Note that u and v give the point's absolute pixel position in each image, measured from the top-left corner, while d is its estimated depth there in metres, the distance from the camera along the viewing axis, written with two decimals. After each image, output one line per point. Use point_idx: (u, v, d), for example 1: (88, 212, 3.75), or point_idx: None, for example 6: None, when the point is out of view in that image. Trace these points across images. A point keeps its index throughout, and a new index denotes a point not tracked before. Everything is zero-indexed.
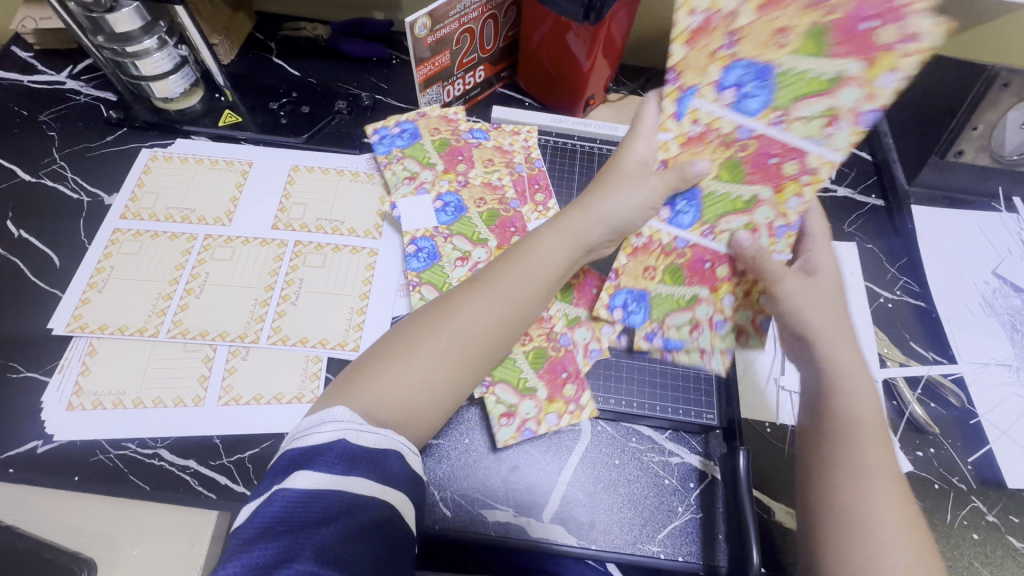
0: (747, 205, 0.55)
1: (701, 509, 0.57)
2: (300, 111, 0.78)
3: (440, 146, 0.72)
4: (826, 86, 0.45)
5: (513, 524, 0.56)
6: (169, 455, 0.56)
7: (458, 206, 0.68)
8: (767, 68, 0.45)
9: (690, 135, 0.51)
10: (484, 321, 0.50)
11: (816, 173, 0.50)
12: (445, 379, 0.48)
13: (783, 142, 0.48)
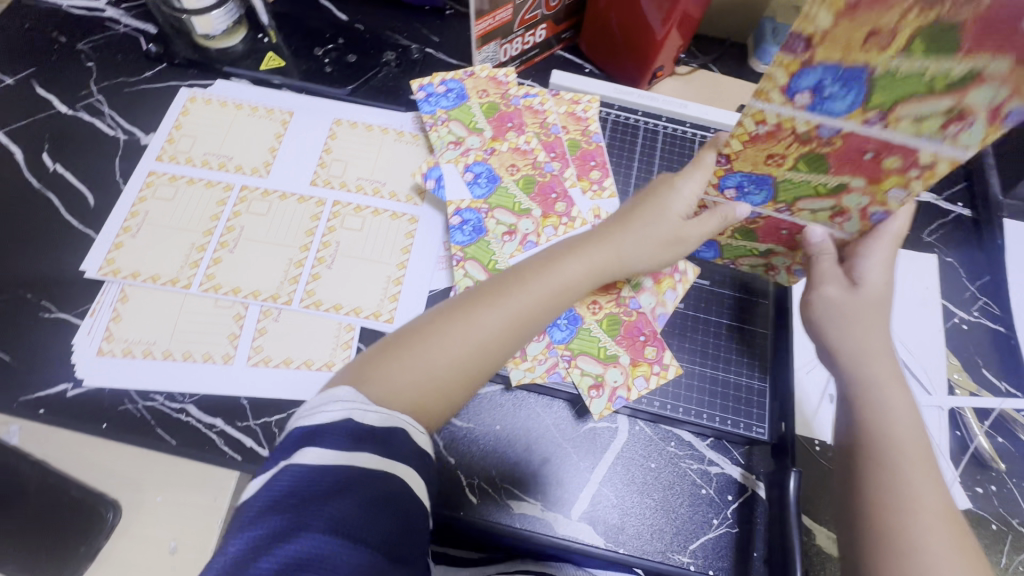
0: (832, 192, 0.47)
1: (738, 524, 0.54)
2: (346, 60, 0.73)
3: (489, 111, 0.67)
4: (948, 87, 0.34)
5: (539, 518, 0.54)
6: (197, 411, 0.55)
7: (491, 176, 0.63)
8: (861, 69, 0.35)
9: (755, 135, 0.44)
10: (499, 330, 0.47)
11: (932, 167, 0.40)
12: (458, 384, 0.45)
13: (883, 140, 0.40)
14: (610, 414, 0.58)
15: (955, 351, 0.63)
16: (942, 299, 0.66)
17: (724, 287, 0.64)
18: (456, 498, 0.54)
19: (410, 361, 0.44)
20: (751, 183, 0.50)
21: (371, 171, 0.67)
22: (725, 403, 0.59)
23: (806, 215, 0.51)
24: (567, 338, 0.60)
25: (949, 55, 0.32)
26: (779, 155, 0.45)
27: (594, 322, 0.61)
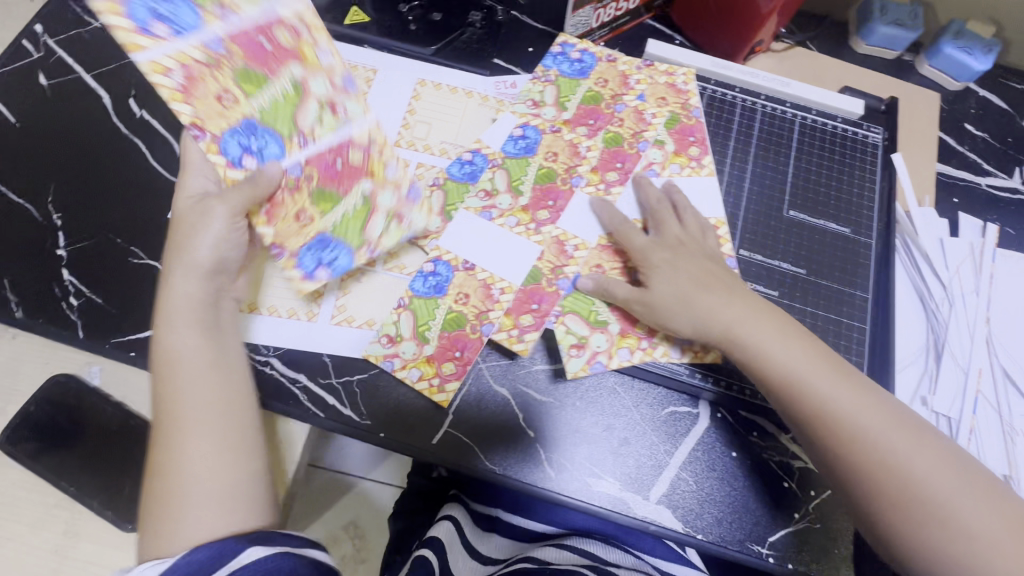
0: (298, 94, 0.51)
1: (819, 518, 0.53)
2: (431, 18, 0.71)
3: (589, 100, 0.64)
4: (297, 95, 0.51)
5: (617, 497, 0.53)
6: (281, 365, 0.55)
7: (529, 146, 0.62)
8: (246, 121, 0.50)
9: (202, 63, 0.48)
10: (197, 412, 0.44)
11: (374, 139, 0.54)
12: (221, 480, 0.43)
13: (250, 23, 0.49)
14: (693, 399, 0.57)
15: None
16: None
17: (821, 278, 0.57)
18: (530, 470, 0.54)
19: (176, 511, 0.42)
20: (323, 251, 0.52)
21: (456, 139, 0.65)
22: None
23: (387, 241, 0.54)
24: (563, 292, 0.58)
25: (266, 79, 0.50)
26: (302, 211, 0.52)
27: (451, 305, 0.56)
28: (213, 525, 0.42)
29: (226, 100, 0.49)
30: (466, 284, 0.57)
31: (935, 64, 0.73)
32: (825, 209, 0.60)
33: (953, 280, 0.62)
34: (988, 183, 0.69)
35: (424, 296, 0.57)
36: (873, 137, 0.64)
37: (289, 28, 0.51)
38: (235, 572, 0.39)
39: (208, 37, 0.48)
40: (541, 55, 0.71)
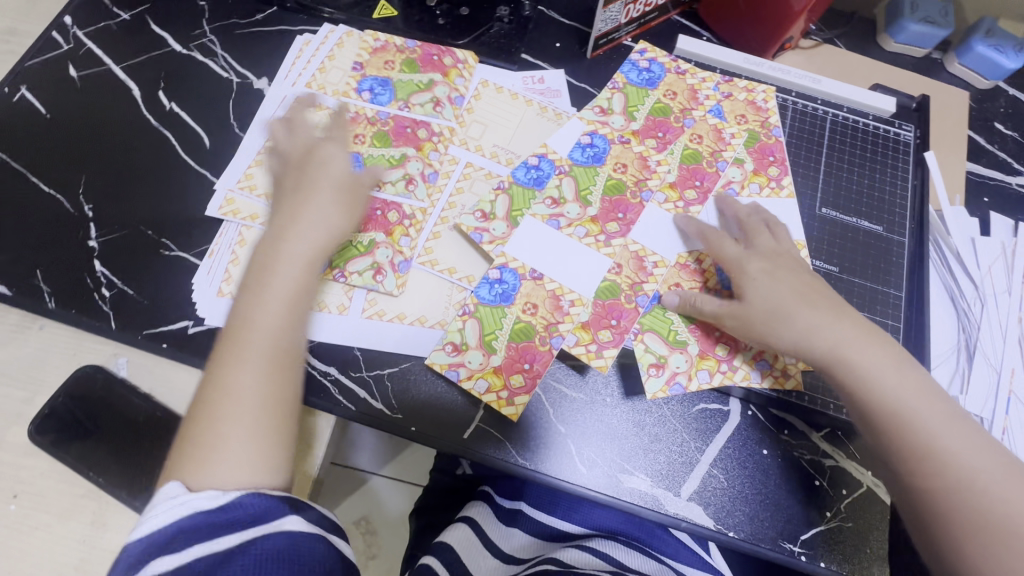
0: (399, 161, 0.62)
1: (851, 518, 0.53)
2: (459, 13, 0.71)
3: (657, 112, 0.63)
4: (396, 162, 0.62)
5: (649, 495, 0.53)
6: (312, 358, 0.55)
7: (598, 155, 0.61)
8: (355, 152, 0.62)
9: (345, 115, 0.64)
10: (265, 372, 0.44)
11: (414, 217, 0.60)
12: (262, 442, 0.42)
13: (411, 118, 0.64)
14: (722, 396, 0.57)
15: None
16: None
17: (855, 276, 0.57)
18: (561, 467, 0.54)
19: (207, 443, 0.41)
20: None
21: (496, 137, 0.65)
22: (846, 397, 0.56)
23: (355, 280, 0.57)
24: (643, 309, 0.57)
25: (391, 142, 0.63)
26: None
27: (519, 315, 0.55)
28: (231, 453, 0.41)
29: (358, 138, 0.63)
30: (535, 294, 0.56)
31: (964, 62, 0.72)
32: (858, 207, 0.60)
33: (983, 278, 0.62)
34: (1018, 182, 0.68)
35: (490, 304, 0.56)
36: (907, 135, 0.63)
37: (441, 105, 0.65)
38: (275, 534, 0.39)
39: (381, 111, 0.65)
40: (568, 51, 0.71)
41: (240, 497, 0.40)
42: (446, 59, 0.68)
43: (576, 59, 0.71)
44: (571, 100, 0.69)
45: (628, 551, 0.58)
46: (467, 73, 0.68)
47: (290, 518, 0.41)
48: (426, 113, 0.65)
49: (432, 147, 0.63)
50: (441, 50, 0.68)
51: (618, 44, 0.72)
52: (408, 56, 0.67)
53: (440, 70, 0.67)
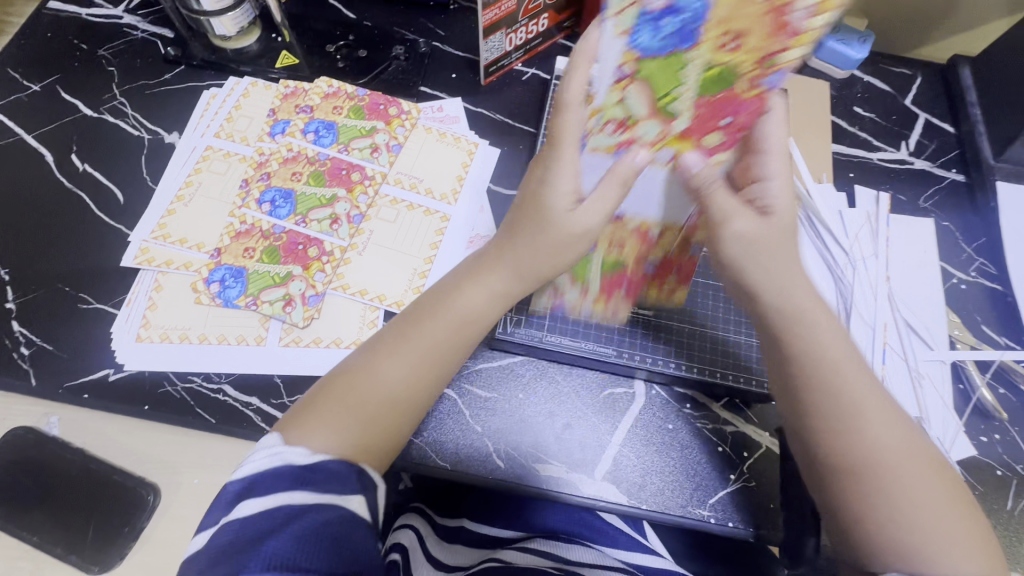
0: (329, 201, 0.66)
1: (754, 478, 0.57)
2: (357, 55, 0.76)
3: (711, 81, 0.36)
4: (326, 201, 0.66)
5: (565, 479, 0.57)
6: (233, 391, 0.57)
7: (690, 25, 0.34)
8: (290, 191, 0.66)
9: (286, 157, 0.68)
10: (405, 373, 0.49)
11: (332, 253, 0.63)
12: (366, 431, 0.47)
13: (349, 162, 0.68)
14: (626, 380, 0.61)
15: (954, 309, 0.66)
16: (939, 261, 0.69)
17: None
18: (482, 464, 0.57)
19: (324, 409, 0.47)
20: (231, 277, 0.61)
21: (401, 165, 0.69)
22: (740, 364, 0.59)
23: (266, 309, 0.60)
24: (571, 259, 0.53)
25: (325, 183, 0.67)
26: (252, 249, 0.63)
27: (604, 254, 0.51)
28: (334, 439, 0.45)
29: (295, 178, 0.67)
30: (618, 232, 0.49)
31: (820, 57, 0.81)
32: None
33: (852, 245, 0.68)
34: (879, 157, 0.76)
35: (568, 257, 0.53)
36: None
37: (379, 151, 0.69)
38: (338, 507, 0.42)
39: (321, 153, 0.69)
40: (463, 80, 0.77)
41: (327, 461, 0.44)
42: (392, 110, 0.72)
43: (471, 86, 0.77)
44: (469, 124, 0.74)
45: (566, 546, 0.59)
46: (409, 123, 0.72)
47: (352, 492, 0.43)
48: (363, 158, 0.69)
49: (363, 189, 0.67)
50: (387, 101, 0.72)
51: (508, 69, 0.77)
52: (356, 104, 0.72)
53: (385, 119, 0.71)
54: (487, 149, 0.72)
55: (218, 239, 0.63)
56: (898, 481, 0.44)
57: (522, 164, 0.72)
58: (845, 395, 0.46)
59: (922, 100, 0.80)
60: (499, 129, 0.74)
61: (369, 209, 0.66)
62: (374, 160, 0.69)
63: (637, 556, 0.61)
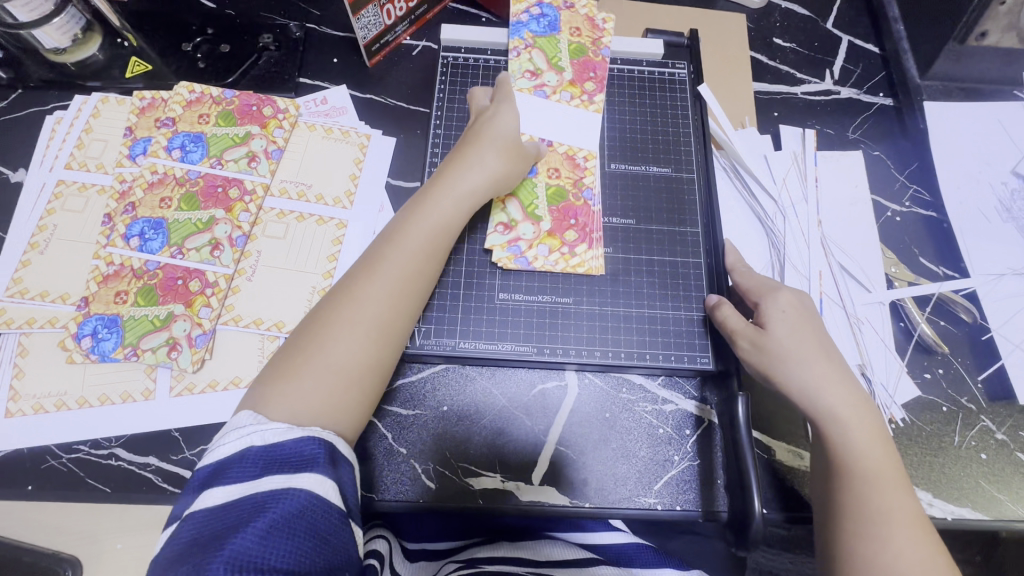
0: (206, 225, 0.59)
1: (699, 455, 0.54)
2: (219, 52, 0.67)
3: (575, 52, 0.65)
4: (202, 226, 0.59)
5: (502, 490, 0.53)
6: (126, 453, 0.52)
7: (553, 23, 0.66)
8: (160, 219, 0.59)
9: (151, 181, 0.60)
10: (389, 301, 0.47)
11: (217, 284, 0.56)
12: (363, 365, 0.45)
13: (223, 177, 0.61)
14: (558, 372, 0.57)
15: (889, 244, 0.63)
16: (871, 195, 0.65)
17: (652, 224, 0.60)
18: (411, 487, 0.53)
19: (309, 358, 0.44)
20: (103, 327, 0.54)
21: (285, 172, 0.62)
22: (671, 341, 0.57)
23: (149, 358, 0.54)
24: None
25: (198, 205, 0.59)
26: (124, 292, 0.56)
27: (548, 181, 0.60)
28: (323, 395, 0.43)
29: (163, 205, 0.59)
30: (554, 159, 0.61)
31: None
32: (644, 156, 0.63)
33: (782, 192, 0.64)
34: (803, 91, 0.70)
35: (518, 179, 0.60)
36: (681, 73, 0.67)
37: (257, 159, 0.62)
38: (314, 495, 0.37)
39: (190, 171, 0.61)
40: (346, 65, 0.68)
41: (302, 436, 0.40)
42: (266, 110, 0.64)
43: (355, 70, 0.68)
44: (358, 113, 0.66)
45: (535, 544, 0.56)
46: (288, 122, 0.64)
47: (321, 474, 0.39)
48: (239, 170, 0.61)
49: (243, 206, 0.60)
50: (258, 101, 0.64)
51: (396, 44, 0.69)
52: (224, 109, 0.64)
53: (259, 122, 0.63)
54: (381, 139, 0.65)
55: (85, 286, 0.56)
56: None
57: (420, 151, 0.65)
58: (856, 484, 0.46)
59: (843, 21, 0.74)
60: (391, 114, 0.66)
61: (254, 227, 0.59)
62: (252, 171, 0.61)
63: (607, 538, 0.59)
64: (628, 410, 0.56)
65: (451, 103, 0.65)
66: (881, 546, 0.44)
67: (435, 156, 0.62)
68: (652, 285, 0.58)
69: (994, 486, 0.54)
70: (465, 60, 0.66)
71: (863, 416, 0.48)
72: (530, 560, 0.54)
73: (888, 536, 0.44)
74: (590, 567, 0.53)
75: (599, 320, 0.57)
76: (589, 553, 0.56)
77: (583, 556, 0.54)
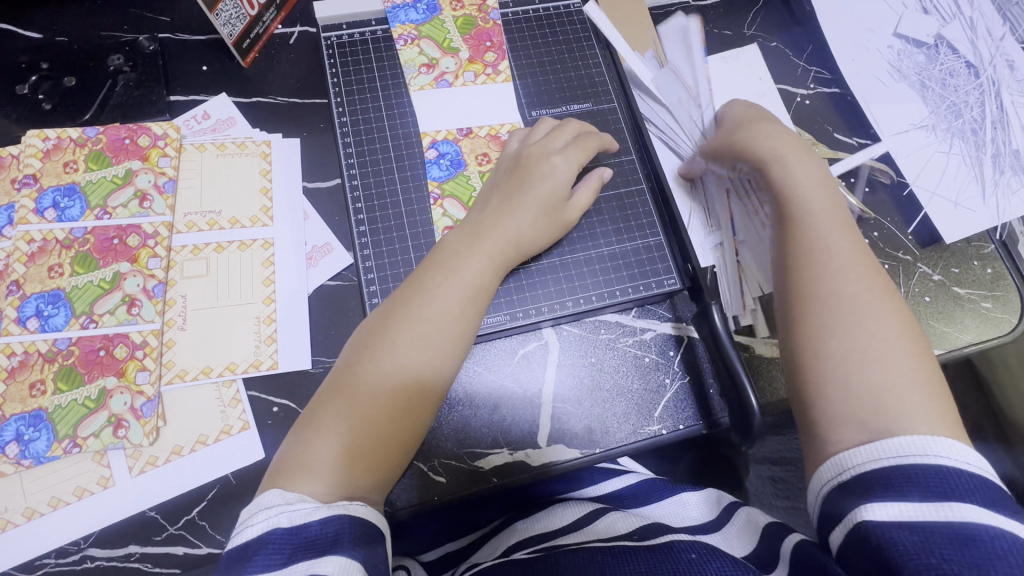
0: (113, 284, 0.52)
1: (687, 372, 0.56)
2: (64, 87, 0.58)
3: (464, 26, 0.62)
4: (108, 286, 0.52)
5: (512, 461, 0.53)
6: (101, 551, 0.47)
7: (431, 6, 0.63)
8: (56, 290, 0.51)
9: (30, 252, 0.52)
10: (408, 370, 0.45)
11: (147, 343, 0.50)
12: (386, 434, 0.43)
13: (114, 227, 0.53)
14: (535, 332, 0.56)
15: (806, 129, 0.66)
16: (777, 86, 0.67)
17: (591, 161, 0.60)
18: (420, 487, 0.51)
19: (326, 425, 0.42)
20: (28, 427, 0.47)
21: (186, 204, 0.56)
22: (635, 272, 0.57)
23: (94, 445, 0.48)
24: (442, 178, 0.57)
25: (96, 264, 0.52)
26: (39, 382, 0.49)
27: (479, 170, 0.58)
28: (347, 462, 0.41)
29: (54, 274, 0.52)
30: (477, 146, 0.59)
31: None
32: (563, 94, 0.62)
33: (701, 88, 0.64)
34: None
35: (449, 178, 0.57)
36: (575, 4, 0.66)
37: (149, 198, 0.55)
38: None
39: (74, 228, 0.53)
40: (219, 70, 0.61)
41: (333, 515, 0.37)
42: (142, 140, 0.56)
43: (230, 74, 0.61)
44: (249, 121, 0.60)
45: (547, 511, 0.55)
46: (172, 148, 0.56)
47: (345, 555, 0.35)
48: (132, 215, 0.54)
49: (151, 251, 0.53)
50: (130, 132, 0.56)
51: (268, 36, 0.62)
52: (93, 150, 0.55)
53: (138, 155, 0.56)
54: (282, 142, 0.59)
55: None
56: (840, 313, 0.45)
57: (329, 145, 0.60)
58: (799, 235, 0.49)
59: None
60: (286, 115, 0.60)
61: (171, 272, 0.53)
62: (147, 211, 0.54)
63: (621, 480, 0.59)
64: (611, 354, 0.56)
65: (349, 92, 0.59)
66: (821, 277, 0.46)
67: (348, 147, 0.58)
68: (604, 224, 0.58)
69: (941, 322, 0.59)
70: (350, 36, 0.61)
71: (817, 185, 0.51)
72: (541, 532, 0.52)
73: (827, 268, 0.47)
74: (600, 518, 0.52)
75: (562, 270, 0.56)
76: (597, 504, 0.56)
77: (593, 510, 0.54)
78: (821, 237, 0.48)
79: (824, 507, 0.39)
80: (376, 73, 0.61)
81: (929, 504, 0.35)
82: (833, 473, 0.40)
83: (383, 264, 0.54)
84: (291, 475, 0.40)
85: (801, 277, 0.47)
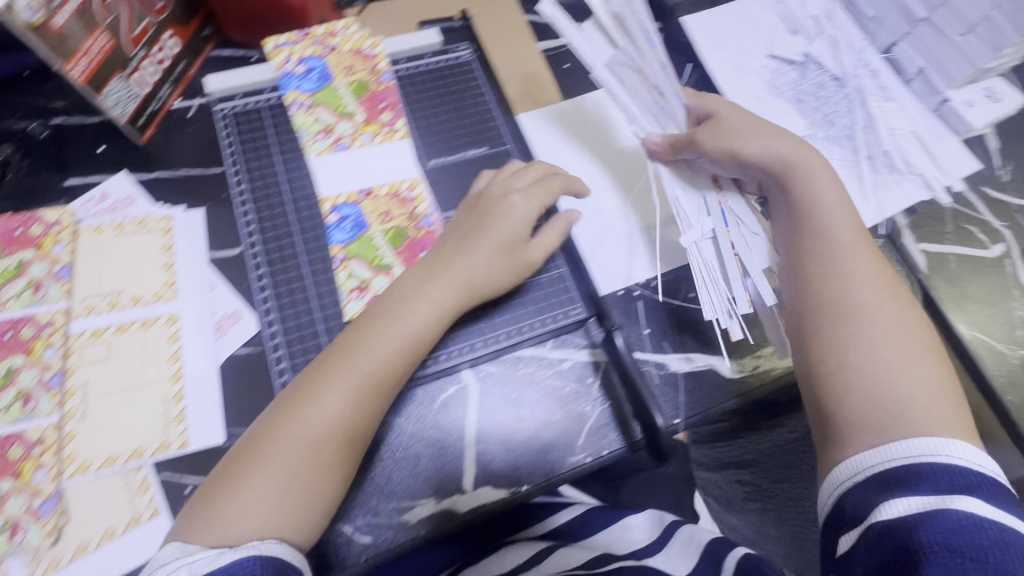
0: (8, 381, 0.51)
1: (608, 397, 0.56)
2: None
3: (357, 91, 0.64)
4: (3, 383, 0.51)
5: (437, 512, 0.52)
6: None
7: (323, 73, 0.64)
8: None
9: None
10: (341, 424, 0.47)
11: (44, 439, 0.49)
12: (313, 485, 0.45)
13: (8, 320, 0.53)
14: (453, 376, 0.56)
15: None
16: None
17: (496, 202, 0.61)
18: (344, 552, 0.50)
19: (251, 470, 0.45)
20: None
21: (83, 287, 0.55)
22: (544, 305, 0.59)
23: None
24: (345, 240, 0.58)
25: None
26: None
27: (383, 228, 0.58)
28: (265, 510, 0.44)
29: None
30: (381, 205, 0.60)
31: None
32: (462, 138, 0.64)
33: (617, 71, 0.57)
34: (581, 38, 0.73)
35: (352, 240, 0.58)
36: (466, 54, 0.68)
37: (44, 286, 0.54)
38: None
39: None
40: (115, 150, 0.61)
41: (235, 559, 0.40)
42: (33, 229, 0.56)
43: (126, 154, 0.61)
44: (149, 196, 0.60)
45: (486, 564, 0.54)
46: (67, 233, 0.56)
47: None
48: (26, 305, 0.53)
49: (46, 342, 0.52)
50: (20, 223, 0.56)
51: (166, 112, 0.63)
52: None
53: (30, 245, 0.55)
54: (184, 215, 0.59)
55: None
56: (867, 317, 0.47)
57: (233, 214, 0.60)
58: (832, 239, 0.51)
59: None
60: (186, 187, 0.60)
61: (68, 361, 0.52)
62: (41, 302, 0.53)
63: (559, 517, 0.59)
64: (530, 388, 0.56)
65: (247, 163, 0.61)
66: (845, 281, 0.49)
67: (249, 216, 0.59)
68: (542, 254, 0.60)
69: None
70: (245, 105, 0.63)
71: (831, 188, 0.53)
72: None
73: (836, 273, 0.49)
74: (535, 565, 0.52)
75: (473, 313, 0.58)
76: (539, 545, 0.56)
77: (532, 557, 0.54)
78: (847, 245, 0.50)
79: (841, 508, 0.42)
80: (274, 141, 0.62)
81: (934, 496, 0.39)
82: (848, 473, 0.43)
83: (290, 329, 0.55)
84: (211, 518, 0.43)
85: (829, 278, 0.49)
